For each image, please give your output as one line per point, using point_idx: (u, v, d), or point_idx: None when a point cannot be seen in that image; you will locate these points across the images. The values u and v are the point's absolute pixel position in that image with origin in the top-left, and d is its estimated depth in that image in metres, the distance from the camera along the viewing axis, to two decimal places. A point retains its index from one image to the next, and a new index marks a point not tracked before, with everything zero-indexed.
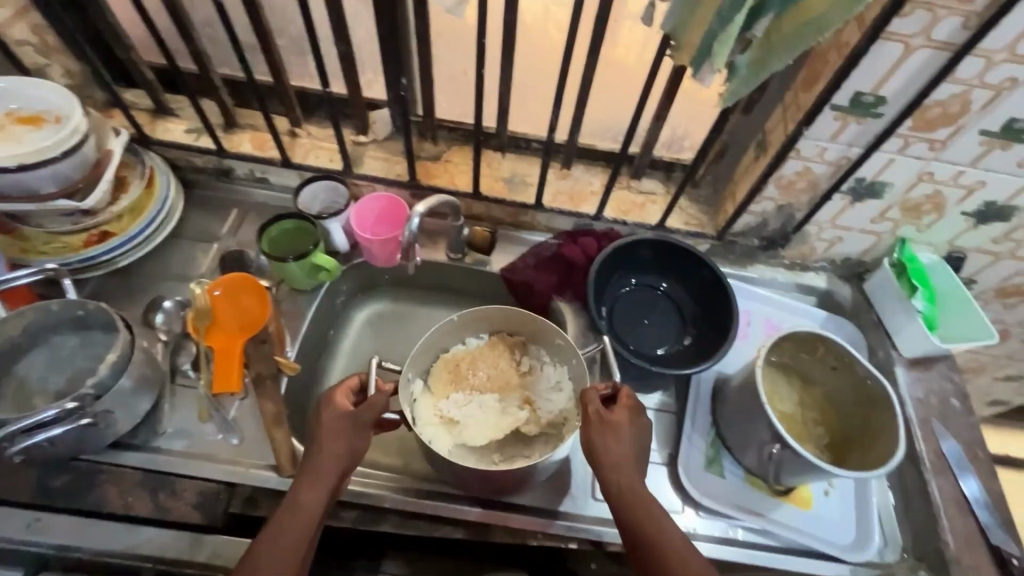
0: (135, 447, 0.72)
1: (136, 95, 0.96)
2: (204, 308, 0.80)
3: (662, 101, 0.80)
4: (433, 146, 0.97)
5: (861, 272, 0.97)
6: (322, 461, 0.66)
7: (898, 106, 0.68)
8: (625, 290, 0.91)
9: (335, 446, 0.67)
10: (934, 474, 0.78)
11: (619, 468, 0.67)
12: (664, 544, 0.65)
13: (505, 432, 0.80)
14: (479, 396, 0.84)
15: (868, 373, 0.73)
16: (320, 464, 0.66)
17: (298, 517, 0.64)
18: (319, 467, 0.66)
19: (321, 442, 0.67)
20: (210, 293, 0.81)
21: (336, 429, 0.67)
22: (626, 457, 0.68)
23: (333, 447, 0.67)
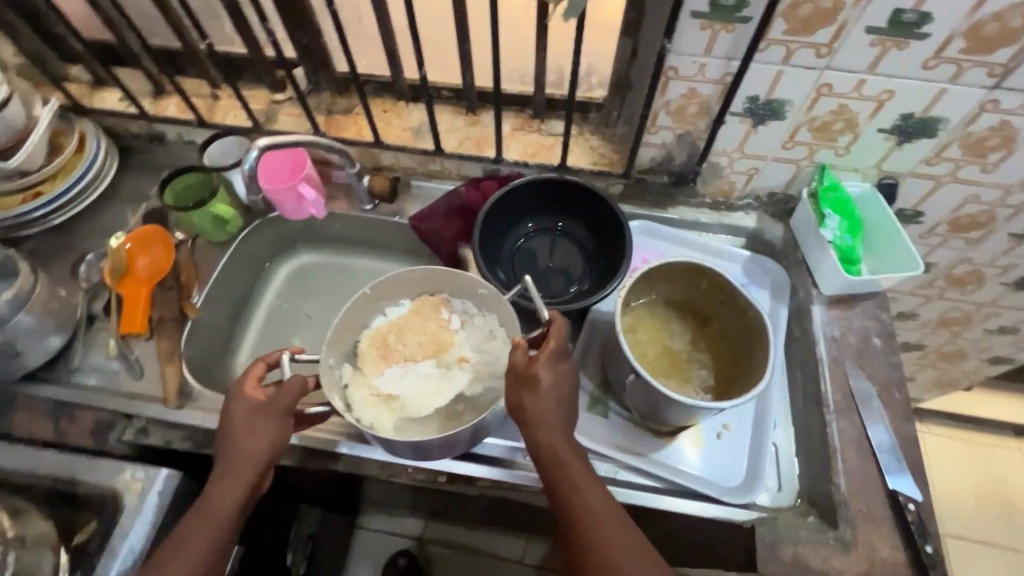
0: (50, 381, 0.80)
1: (79, 70, 1.04)
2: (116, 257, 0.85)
3: (537, 29, 0.77)
4: (345, 101, 0.99)
5: (790, 208, 0.89)
6: (240, 455, 0.64)
7: (763, 7, 0.62)
8: (524, 236, 0.89)
9: (254, 440, 0.65)
10: (836, 415, 0.71)
11: (544, 428, 0.61)
12: (591, 512, 0.58)
13: (450, 396, 0.72)
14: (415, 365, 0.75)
15: (748, 304, 0.69)
16: (239, 458, 0.64)
17: (216, 514, 0.62)
18: (236, 462, 0.64)
19: (238, 437, 0.65)
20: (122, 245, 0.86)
21: (253, 424, 0.66)
22: (550, 414, 0.61)
23: (251, 441, 0.65)
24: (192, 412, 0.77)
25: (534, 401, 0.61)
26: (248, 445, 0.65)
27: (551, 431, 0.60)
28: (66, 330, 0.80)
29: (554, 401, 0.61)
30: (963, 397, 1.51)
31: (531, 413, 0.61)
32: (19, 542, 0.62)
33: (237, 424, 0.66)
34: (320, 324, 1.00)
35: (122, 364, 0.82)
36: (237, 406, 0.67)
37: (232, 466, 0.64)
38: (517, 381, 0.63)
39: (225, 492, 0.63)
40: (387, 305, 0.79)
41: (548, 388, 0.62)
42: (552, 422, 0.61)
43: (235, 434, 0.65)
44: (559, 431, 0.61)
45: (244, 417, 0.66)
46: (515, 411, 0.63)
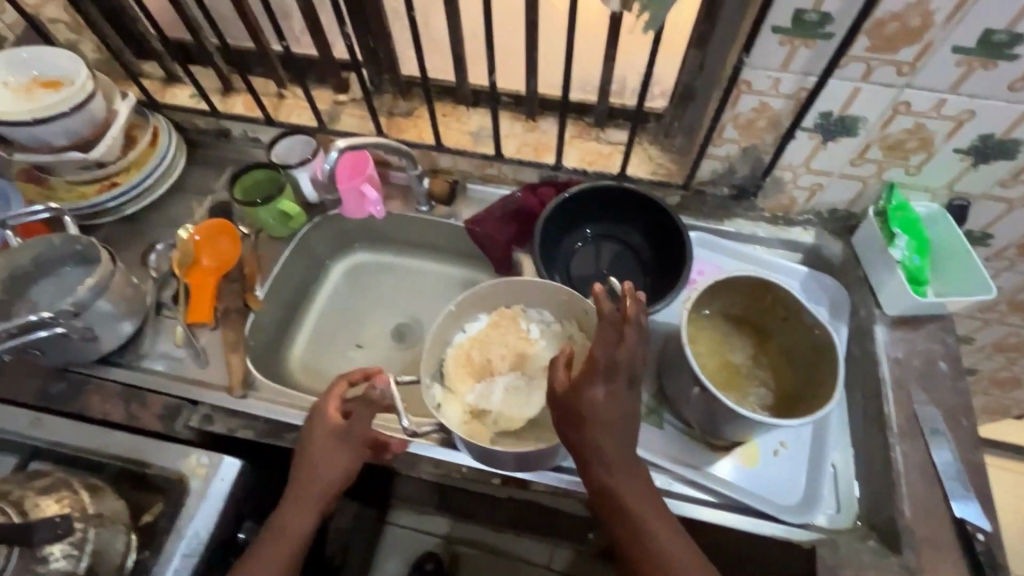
0: (122, 365, 0.83)
1: (152, 66, 1.08)
2: (188, 250, 0.88)
3: (608, 39, 0.78)
4: (406, 103, 1.01)
5: (852, 225, 0.88)
6: (318, 480, 0.69)
7: (848, 22, 0.62)
8: (580, 242, 0.90)
9: (332, 464, 0.69)
10: (901, 439, 0.70)
11: (599, 457, 0.57)
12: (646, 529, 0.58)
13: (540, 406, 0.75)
14: (503, 377, 0.77)
15: (815, 322, 0.68)
16: (317, 481, 0.69)
17: (295, 534, 0.67)
18: (313, 479, 0.69)
19: (313, 459, 0.69)
20: (193, 238, 0.89)
21: (330, 448, 0.69)
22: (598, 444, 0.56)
23: (329, 465, 0.69)
24: (256, 402, 0.79)
25: (586, 430, 0.56)
26: (322, 469, 0.69)
27: (608, 455, 0.56)
28: (138, 317, 0.83)
29: (608, 427, 0.56)
30: (1012, 425, 1.46)
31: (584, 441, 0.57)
32: (98, 519, 0.64)
33: (315, 447, 0.69)
34: (371, 320, 1.02)
35: (188, 352, 0.85)
36: (318, 429, 0.70)
37: (311, 486, 0.69)
38: (564, 406, 0.57)
39: (304, 512, 0.68)
40: (466, 321, 0.81)
41: (599, 413, 0.55)
42: (608, 448, 0.56)
43: (309, 453, 0.69)
44: (616, 452, 0.56)
45: (319, 438, 0.70)
46: (563, 432, 0.59)
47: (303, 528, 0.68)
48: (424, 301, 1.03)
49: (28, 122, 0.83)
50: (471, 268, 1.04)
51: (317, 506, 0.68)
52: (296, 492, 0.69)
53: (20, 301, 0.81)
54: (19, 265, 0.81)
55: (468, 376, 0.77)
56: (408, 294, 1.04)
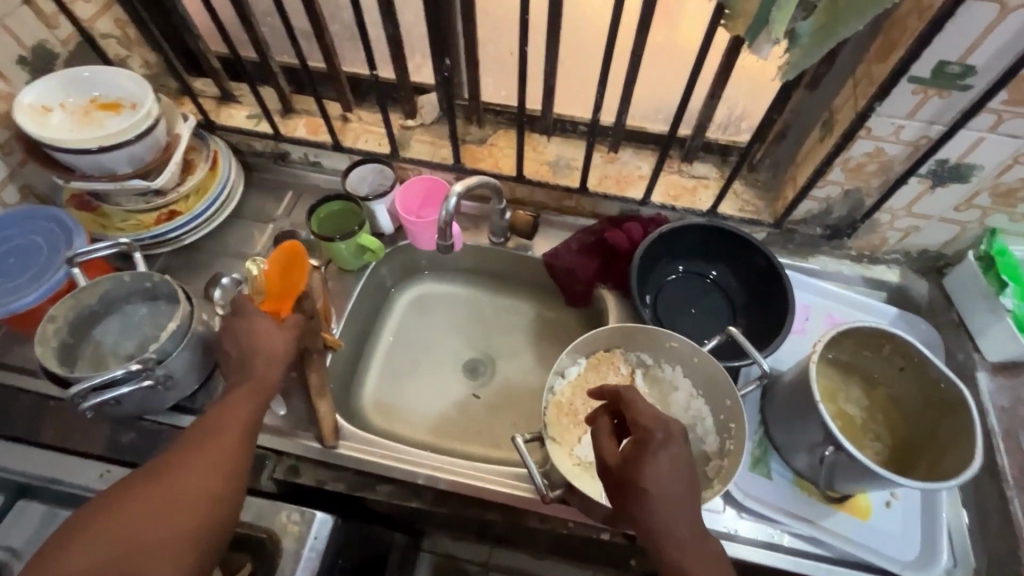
0: (194, 411, 0.78)
1: (205, 84, 1.02)
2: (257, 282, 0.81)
3: (717, 77, 0.75)
4: (479, 130, 0.97)
5: (941, 266, 0.88)
6: (255, 382, 0.66)
7: (991, 76, 0.61)
8: (671, 278, 0.87)
9: (266, 371, 0.67)
10: (1018, 492, 0.69)
11: (652, 530, 0.53)
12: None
13: None
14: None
15: (941, 375, 0.67)
16: (259, 373, 0.67)
17: (214, 448, 0.60)
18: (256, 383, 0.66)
19: (253, 363, 0.67)
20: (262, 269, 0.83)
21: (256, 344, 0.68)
22: (653, 509, 0.54)
23: (265, 359, 0.68)
24: (347, 453, 0.75)
25: (639, 499, 0.54)
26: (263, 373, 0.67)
27: (664, 525, 0.53)
28: (213, 359, 0.78)
29: (662, 497, 0.54)
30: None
31: (635, 504, 0.54)
32: None
33: (254, 342, 0.68)
34: (441, 354, 0.98)
35: None
36: (259, 327, 0.70)
37: (246, 394, 0.65)
38: (615, 471, 0.57)
39: (233, 429, 0.62)
40: (564, 366, 0.77)
41: (650, 478, 0.54)
42: (661, 511, 0.54)
43: (255, 349, 0.68)
44: (671, 520, 0.53)
45: (265, 342, 0.69)
46: (614, 497, 0.57)
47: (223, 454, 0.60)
48: (495, 334, 0.99)
49: (93, 151, 0.77)
50: (543, 300, 1.01)
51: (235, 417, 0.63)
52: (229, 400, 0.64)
53: (84, 342, 0.76)
54: (85, 305, 0.75)
55: (572, 426, 0.74)
56: (478, 327, 1.00)
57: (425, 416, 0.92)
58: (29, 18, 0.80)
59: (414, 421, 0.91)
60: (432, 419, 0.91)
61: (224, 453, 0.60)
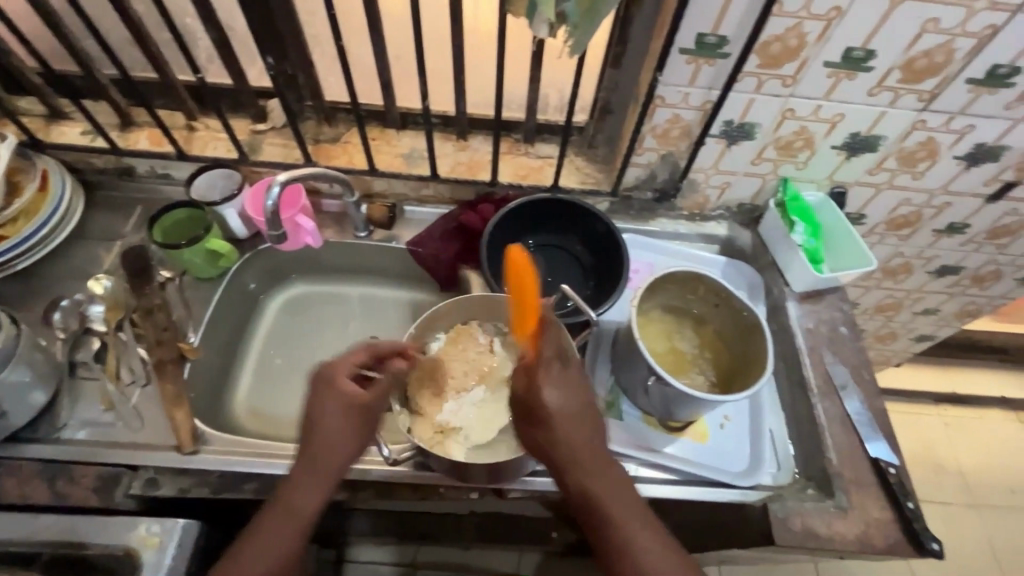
0: (36, 440, 0.74)
1: (30, 102, 0.96)
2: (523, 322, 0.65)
3: (532, 61, 0.82)
4: (331, 129, 0.98)
5: (757, 216, 1.00)
6: (324, 457, 0.65)
7: (741, 44, 0.71)
8: (524, 252, 0.93)
9: (325, 461, 0.64)
10: (821, 397, 0.81)
11: (570, 463, 0.61)
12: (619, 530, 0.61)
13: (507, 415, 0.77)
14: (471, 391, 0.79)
15: (744, 305, 0.77)
16: (334, 448, 0.65)
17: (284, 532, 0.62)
18: (317, 465, 0.64)
19: (315, 444, 0.65)
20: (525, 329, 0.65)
21: (342, 425, 0.65)
22: (563, 438, 0.61)
23: (337, 437, 0.65)
24: (210, 456, 0.74)
25: (557, 431, 0.61)
26: (333, 456, 0.65)
27: (583, 457, 0.62)
28: (52, 383, 0.75)
29: (574, 424, 0.61)
30: (886, 372, 1.77)
31: (555, 438, 0.61)
32: None
33: (319, 428, 0.65)
34: (317, 353, 0.98)
35: (117, 416, 0.77)
36: (325, 408, 0.65)
37: (309, 477, 0.64)
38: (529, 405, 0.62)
39: (293, 515, 0.63)
40: (425, 342, 0.82)
41: (561, 413, 0.61)
42: (579, 445, 0.62)
43: (319, 431, 0.65)
44: (586, 455, 0.62)
45: (330, 425, 0.65)
46: (536, 436, 0.63)
47: (295, 529, 0.63)
48: (372, 329, 1.01)
49: None
50: (415, 288, 1.04)
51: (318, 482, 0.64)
52: (288, 487, 0.64)
53: None
54: None
55: (432, 395, 0.78)
56: (355, 323, 1.02)
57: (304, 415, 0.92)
58: None
59: (294, 422, 0.91)
60: None
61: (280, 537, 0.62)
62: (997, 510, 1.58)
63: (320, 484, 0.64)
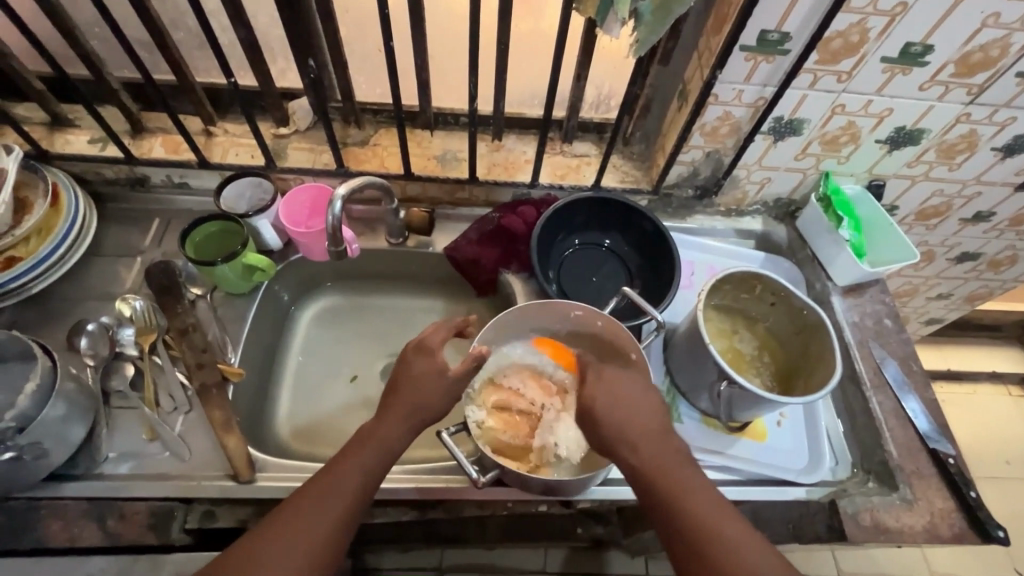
0: (76, 477, 0.68)
1: (29, 109, 0.89)
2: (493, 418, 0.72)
3: (580, 59, 0.79)
4: (359, 131, 0.94)
5: (793, 210, 1.00)
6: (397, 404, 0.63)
7: (802, 40, 0.70)
8: (569, 253, 0.91)
9: (398, 414, 0.62)
10: (874, 391, 0.82)
11: (670, 495, 0.57)
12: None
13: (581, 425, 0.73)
14: (544, 411, 0.74)
15: (804, 304, 0.77)
16: (411, 401, 0.63)
17: (345, 479, 0.58)
18: (397, 414, 0.62)
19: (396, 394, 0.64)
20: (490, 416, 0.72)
21: (419, 379, 0.64)
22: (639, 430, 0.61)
23: (413, 391, 0.63)
24: (269, 485, 0.70)
25: (639, 455, 0.59)
26: (409, 409, 0.63)
27: (680, 486, 0.57)
28: (90, 415, 0.70)
29: (656, 444, 0.60)
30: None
31: (642, 464, 0.59)
32: None
33: (399, 387, 0.64)
34: (356, 366, 0.94)
35: (164, 446, 0.72)
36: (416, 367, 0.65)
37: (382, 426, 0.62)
38: (602, 436, 0.61)
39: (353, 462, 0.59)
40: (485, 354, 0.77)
41: (642, 438, 0.60)
42: (668, 476, 0.58)
43: (406, 381, 0.64)
44: (684, 489, 0.57)
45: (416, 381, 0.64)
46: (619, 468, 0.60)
47: (360, 476, 0.58)
48: (411, 338, 0.98)
49: None
50: (451, 294, 1.01)
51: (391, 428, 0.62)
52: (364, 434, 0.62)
53: None
54: None
55: (512, 439, 0.72)
56: (392, 332, 0.98)
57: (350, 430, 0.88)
58: None
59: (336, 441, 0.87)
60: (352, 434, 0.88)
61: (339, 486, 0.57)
62: (998, 481, 1.64)
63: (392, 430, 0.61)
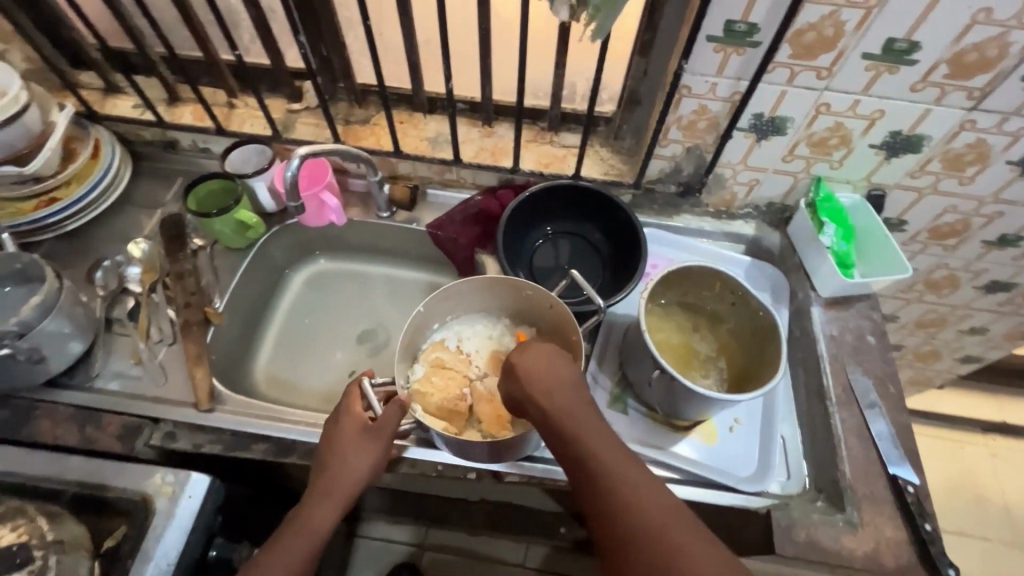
0: (72, 387, 0.80)
1: (90, 77, 1.03)
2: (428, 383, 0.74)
3: (558, 49, 0.81)
4: (362, 111, 1.00)
5: (788, 216, 0.95)
6: (335, 471, 0.67)
7: (772, 32, 0.69)
8: (541, 238, 0.94)
9: (337, 479, 0.67)
10: (838, 408, 0.77)
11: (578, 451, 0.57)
12: (654, 529, 0.52)
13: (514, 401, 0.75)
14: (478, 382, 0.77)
15: (760, 305, 0.74)
16: (343, 468, 0.67)
17: (296, 557, 0.64)
18: (330, 487, 0.66)
19: (327, 470, 0.67)
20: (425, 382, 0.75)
21: (354, 449, 0.68)
22: (551, 386, 0.62)
23: (345, 460, 0.67)
24: (223, 416, 0.78)
25: (553, 403, 0.60)
26: (340, 484, 0.66)
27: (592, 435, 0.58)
28: (89, 335, 0.80)
29: (567, 395, 0.61)
30: (924, 396, 1.67)
31: (554, 413, 0.60)
32: (58, 545, 0.60)
33: (332, 449, 0.68)
34: (336, 329, 1.01)
35: (145, 370, 0.82)
36: (339, 438, 0.68)
37: (319, 501, 0.66)
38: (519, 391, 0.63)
39: (305, 523, 0.65)
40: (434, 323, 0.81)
41: (562, 391, 0.62)
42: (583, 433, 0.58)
43: (333, 456, 0.67)
44: (598, 441, 0.58)
45: (341, 452, 0.67)
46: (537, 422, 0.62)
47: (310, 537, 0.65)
48: (390, 309, 1.03)
49: None
50: (434, 271, 1.06)
51: (335, 489, 0.66)
52: (304, 508, 0.66)
53: None
54: None
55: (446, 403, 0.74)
56: (374, 302, 1.04)
57: (320, 385, 0.95)
58: None
59: (306, 392, 0.94)
60: (321, 388, 0.94)
61: (292, 548, 0.64)
62: None
63: (336, 494, 0.66)
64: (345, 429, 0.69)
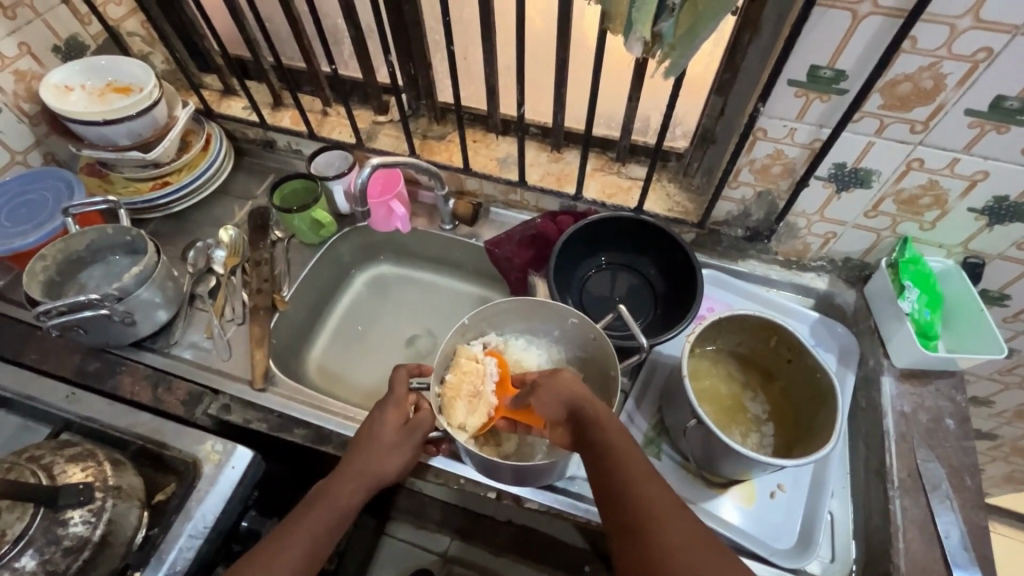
0: (154, 350, 0.90)
1: (212, 79, 1.16)
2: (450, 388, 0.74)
3: (633, 83, 0.81)
4: (440, 127, 1.06)
5: (867, 275, 0.88)
6: (367, 459, 0.70)
7: (861, 81, 0.65)
8: (595, 267, 0.93)
9: (372, 464, 0.70)
10: (901, 493, 0.70)
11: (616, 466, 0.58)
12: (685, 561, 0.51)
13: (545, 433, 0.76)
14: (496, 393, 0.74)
15: (818, 366, 0.69)
16: (376, 456, 0.71)
17: (319, 527, 0.66)
18: (363, 469, 0.70)
19: (362, 454, 0.71)
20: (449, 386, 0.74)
21: (393, 441, 0.72)
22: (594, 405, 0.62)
23: (380, 449, 0.71)
24: (273, 397, 0.84)
25: (595, 421, 0.61)
26: (377, 469, 0.70)
27: (617, 446, 0.58)
28: (175, 306, 0.89)
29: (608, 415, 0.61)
30: None
31: (598, 429, 0.60)
32: (117, 491, 0.67)
33: (365, 442, 0.72)
34: (389, 330, 1.06)
35: (214, 344, 0.90)
36: (384, 427, 0.72)
37: (352, 480, 0.69)
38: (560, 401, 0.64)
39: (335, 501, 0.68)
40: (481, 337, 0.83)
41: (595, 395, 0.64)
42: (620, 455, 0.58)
43: (371, 441, 0.71)
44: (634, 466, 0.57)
45: (383, 442, 0.72)
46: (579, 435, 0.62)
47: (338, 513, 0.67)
48: (442, 317, 1.07)
49: (99, 123, 0.90)
50: (487, 287, 1.08)
51: (367, 472, 0.70)
52: (333, 483, 0.69)
53: (72, 283, 0.89)
54: (74, 251, 0.88)
55: (459, 402, 0.73)
56: (429, 309, 1.08)
57: (365, 381, 0.99)
58: (66, 17, 0.98)
59: (352, 386, 0.99)
60: (365, 385, 0.99)
61: (320, 521, 0.66)
62: None
63: (369, 477, 0.70)
64: (385, 426, 0.72)
